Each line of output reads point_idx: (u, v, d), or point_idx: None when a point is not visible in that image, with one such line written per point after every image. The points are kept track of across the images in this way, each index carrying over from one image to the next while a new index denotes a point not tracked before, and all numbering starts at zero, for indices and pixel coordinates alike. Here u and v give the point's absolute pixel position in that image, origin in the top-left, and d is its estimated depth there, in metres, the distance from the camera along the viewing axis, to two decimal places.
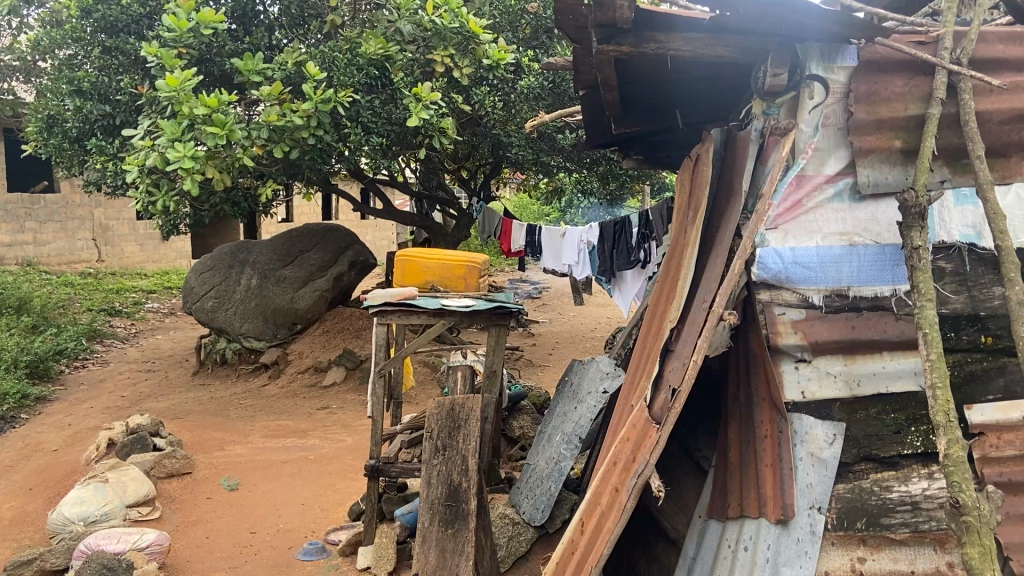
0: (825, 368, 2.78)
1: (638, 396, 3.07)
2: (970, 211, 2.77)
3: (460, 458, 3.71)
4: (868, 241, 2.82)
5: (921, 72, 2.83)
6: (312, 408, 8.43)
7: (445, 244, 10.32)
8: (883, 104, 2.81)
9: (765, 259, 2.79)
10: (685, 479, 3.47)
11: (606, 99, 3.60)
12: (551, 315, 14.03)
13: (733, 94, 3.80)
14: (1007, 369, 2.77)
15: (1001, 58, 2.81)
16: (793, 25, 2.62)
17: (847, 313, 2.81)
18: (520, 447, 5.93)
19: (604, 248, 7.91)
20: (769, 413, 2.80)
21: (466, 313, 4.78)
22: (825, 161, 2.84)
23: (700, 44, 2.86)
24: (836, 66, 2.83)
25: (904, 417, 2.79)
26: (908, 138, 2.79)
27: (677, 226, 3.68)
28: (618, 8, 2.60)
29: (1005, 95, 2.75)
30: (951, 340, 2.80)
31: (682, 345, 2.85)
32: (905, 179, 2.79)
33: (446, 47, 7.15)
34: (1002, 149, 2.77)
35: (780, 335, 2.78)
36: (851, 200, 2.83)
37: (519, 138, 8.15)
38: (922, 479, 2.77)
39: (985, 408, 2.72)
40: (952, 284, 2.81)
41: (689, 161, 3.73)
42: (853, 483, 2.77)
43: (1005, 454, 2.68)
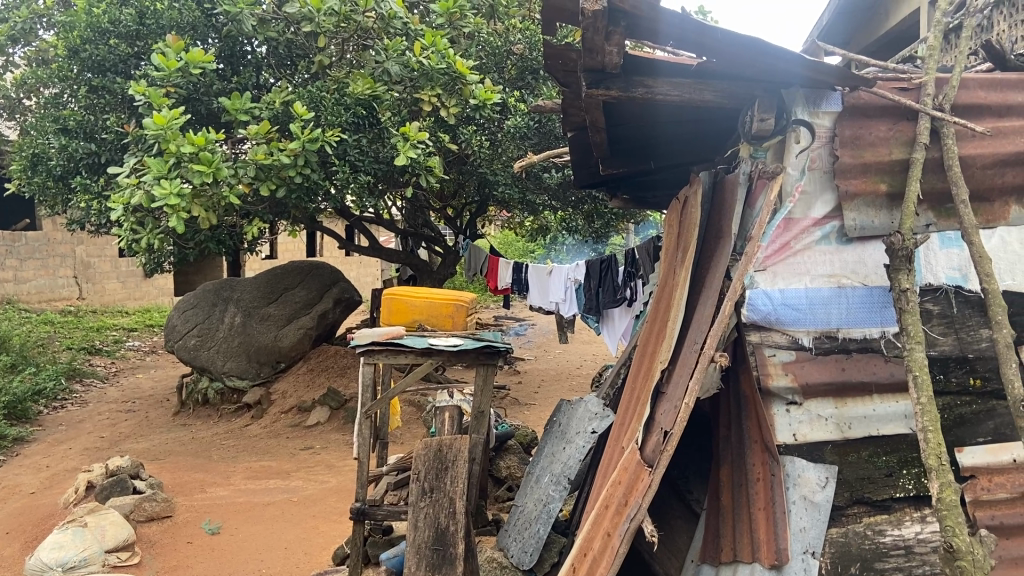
0: (816, 411, 2.78)
1: (628, 438, 3.07)
2: (956, 253, 2.81)
3: (447, 501, 3.66)
4: (856, 283, 2.84)
5: (904, 117, 2.86)
6: (296, 448, 8.32)
7: (431, 283, 10.28)
8: (868, 148, 2.85)
9: (755, 301, 2.80)
10: (677, 523, 3.45)
11: (594, 141, 3.64)
12: (537, 352, 14.01)
13: (720, 137, 3.86)
14: (996, 412, 2.80)
15: (981, 104, 2.85)
16: (779, 71, 2.64)
17: (837, 354, 2.82)
18: (507, 488, 5.90)
19: (591, 285, 7.95)
20: (761, 456, 2.80)
21: (454, 352, 4.75)
22: (812, 205, 2.85)
23: (686, 89, 2.91)
24: (821, 111, 2.85)
25: (896, 460, 2.79)
26: (893, 182, 2.83)
27: (666, 267, 3.71)
28: (608, 53, 2.58)
29: (988, 141, 2.78)
30: (941, 383, 2.81)
31: (673, 388, 2.85)
32: (891, 222, 2.83)
33: (433, 87, 7.18)
34: (985, 194, 2.80)
35: (771, 377, 2.79)
36: (838, 242, 2.85)
37: (505, 177, 8.18)
38: (914, 522, 2.78)
39: (976, 450, 2.75)
40: (940, 327, 2.82)
41: (676, 203, 3.76)
42: (846, 527, 2.76)
43: (996, 497, 2.71)
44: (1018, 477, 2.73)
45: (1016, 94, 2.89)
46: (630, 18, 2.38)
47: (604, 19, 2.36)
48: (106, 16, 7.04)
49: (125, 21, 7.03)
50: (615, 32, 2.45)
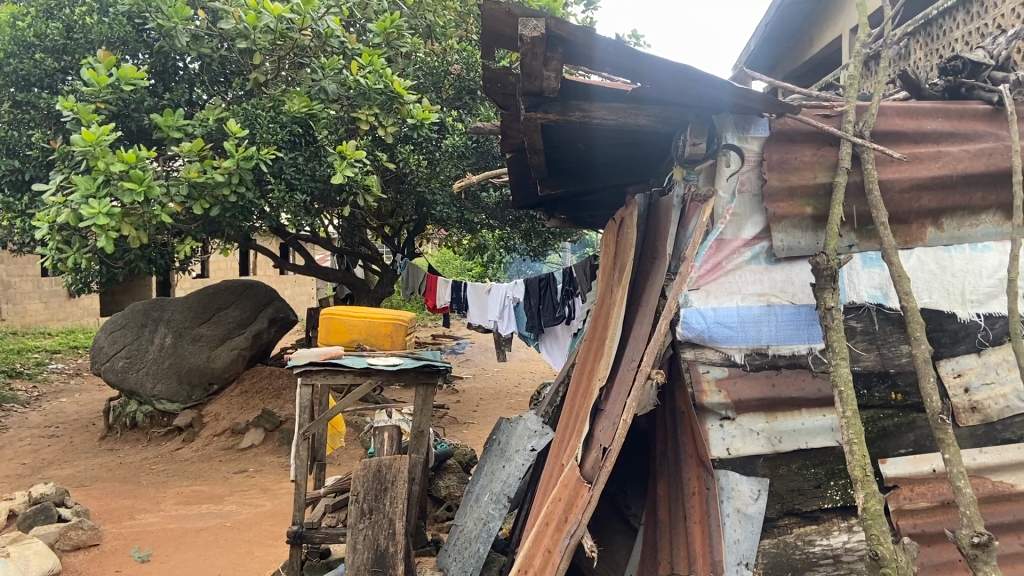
0: (749, 425, 2.86)
1: (567, 456, 3.11)
2: (877, 272, 2.94)
3: (386, 521, 3.69)
4: (785, 301, 2.94)
5: (827, 142, 2.96)
6: (229, 472, 8.11)
7: (368, 301, 10.16)
8: (794, 172, 2.93)
9: (689, 319, 2.87)
10: (616, 538, 3.51)
11: (533, 162, 3.69)
12: (474, 371, 14.02)
13: (653, 159, 3.99)
14: (916, 424, 2.94)
15: (898, 131, 2.96)
16: (709, 97, 2.74)
17: (768, 370, 2.91)
18: (446, 507, 5.93)
19: (531, 304, 7.99)
20: (696, 471, 2.90)
21: (393, 372, 4.72)
22: (742, 225, 2.96)
23: (622, 113, 2.99)
24: (749, 136, 2.96)
25: (824, 472, 2.89)
26: (818, 205, 2.92)
27: (604, 286, 3.79)
28: (546, 78, 2.64)
29: (905, 166, 2.90)
30: (864, 397, 2.93)
31: (612, 405, 2.91)
32: (816, 243, 2.94)
33: (371, 106, 7.19)
34: (904, 215, 2.91)
35: (705, 393, 2.86)
36: (767, 262, 2.95)
37: (444, 196, 8.24)
38: (842, 532, 2.87)
39: (898, 461, 2.88)
40: (863, 343, 2.94)
41: (613, 223, 3.85)
42: (778, 538, 2.84)
43: (917, 506, 2.84)
44: (938, 487, 2.86)
45: (930, 122, 3.01)
46: (567, 44, 2.45)
47: (543, 45, 2.43)
48: (32, 30, 6.87)
49: (52, 35, 6.88)
50: (553, 58, 2.52)
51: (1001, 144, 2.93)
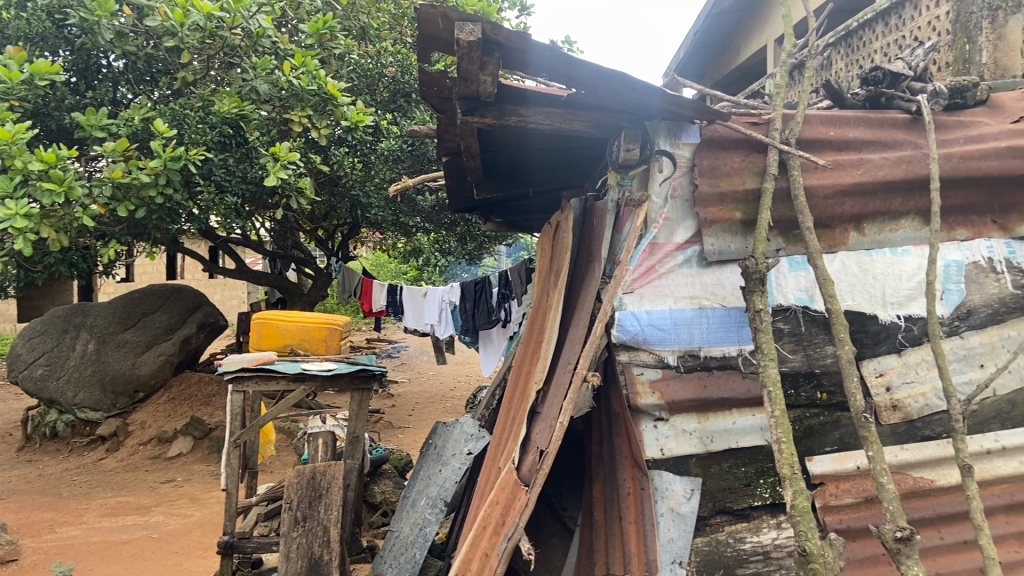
0: (681, 426, 2.92)
1: (504, 459, 3.11)
2: (803, 275, 3.04)
3: (321, 530, 3.75)
4: (715, 304, 3.01)
5: (755, 149, 3.04)
6: (156, 481, 7.86)
7: (301, 305, 9.99)
8: (724, 178, 3.00)
9: (624, 322, 2.91)
10: (553, 540, 3.54)
11: (469, 166, 3.68)
12: (410, 375, 13.92)
13: (588, 164, 4.03)
14: (841, 423, 3.04)
15: (822, 139, 3.06)
16: (643, 103, 2.78)
17: (699, 372, 2.97)
18: (382, 513, 5.88)
19: (466, 307, 7.99)
20: (631, 471, 2.94)
21: (328, 377, 4.66)
22: (674, 230, 3.01)
23: (558, 119, 3.02)
24: (682, 142, 3.00)
25: (754, 470, 2.96)
26: (747, 210, 3.00)
27: (540, 289, 3.81)
28: (482, 83, 2.65)
29: (830, 173, 3.00)
30: (792, 397, 3.02)
31: (549, 407, 2.93)
32: (745, 248, 3.02)
33: (303, 107, 7.07)
34: (828, 221, 3.02)
35: (640, 395, 2.90)
36: (698, 266, 3.02)
37: (378, 198, 8.17)
38: (772, 529, 2.95)
39: (824, 459, 2.96)
40: (790, 344, 3.04)
41: (549, 227, 3.88)
42: (710, 536, 2.90)
43: (843, 502, 2.91)
44: (861, 483, 2.95)
45: (852, 130, 3.11)
46: (504, 49, 2.46)
47: (479, 49, 2.44)
48: None
49: None
50: (490, 62, 2.53)
51: (919, 153, 3.05)
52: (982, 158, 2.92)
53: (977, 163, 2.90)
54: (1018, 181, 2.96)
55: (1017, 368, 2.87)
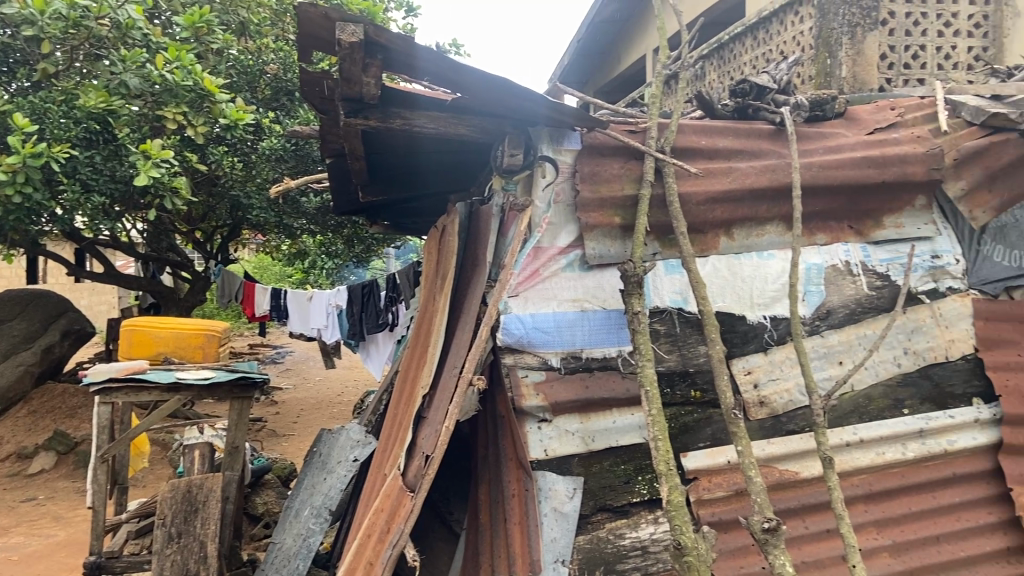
0: (564, 426, 2.97)
1: (390, 465, 3.08)
2: (678, 278, 3.16)
3: (197, 545, 3.72)
4: (596, 306, 3.08)
5: (632, 156, 3.11)
6: (14, 501, 7.31)
7: (177, 311, 9.56)
8: (603, 183, 3.07)
9: (509, 325, 2.94)
10: (439, 545, 3.52)
11: (353, 168, 3.61)
12: (295, 381, 13.53)
13: (474, 168, 4.05)
14: (713, 419, 3.17)
15: (694, 148, 3.19)
16: (526, 110, 2.82)
17: (581, 373, 3.03)
18: (263, 524, 5.70)
19: (353, 311, 7.88)
20: (517, 472, 2.98)
21: (204, 386, 4.47)
22: (557, 234, 3.05)
23: (443, 122, 3.01)
24: (564, 148, 3.07)
25: (632, 468, 3.04)
26: (625, 215, 3.07)
27: (426, 293, 3.80)
28: (365, 84, 2.61)
29: (702, 181, 3.12)
30: (668, 396, 3.13)
31: (434, 412, 2.93)
32: (624, 251, 3.09)
33: (178, 103, 6.75)
34: (700, 226, 3.15)
35: (524, 397, 2.93)
36: (580, 269, 3.07)
37: (259, 200, 8.06)
38: (649, 524, 3.02)
39: (697, 454, 3.09)
40: (666, 344, 3.15)
41: (435, 231, 3.87)
42: (592, 534, 2.95)
43: (715, 495, 3.04)
44: (732, 476, 3.08)
45: (722, 139, 3.26)
46: (387, 52, 2.44)
47: (362, 51, 2.41)
48: None
49: None
50: (373, 64, 2.50)
51: (783, 162, 3.21)
52: (839, 167, 3.09)
53: (834, 172, 3.07)
54: (871, 189, 3.12)
55: (871, 364, 3.07)
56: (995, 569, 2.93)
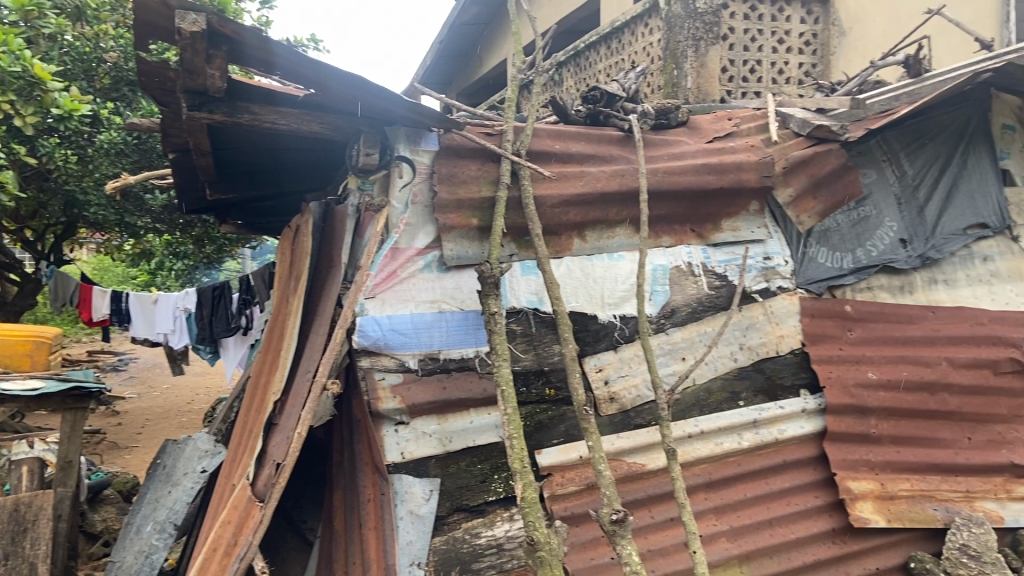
0: (421, 428, 2.97)
1: (239, 474, 2.96)
2: (534, 279, 3.22)
3: (26, 567, 3.57)
4: (454, 307, 3.09)
5: (489, 159, 3.13)
6: None
7: (3, 316, 8.78)
8: (461, 185, 3.06)
9: (365, 327, 2.89)
10: (290, 555, 3.40)
11: (199, 164, 3.45)
12: (139, 389, 12.73)
13: (331, 167, 3.95)
14: (566, 416, 3.26)
15: (548, 152, 3.25)
16: (381, 109, 2.79)
17: (439, 374, 3.04)
18: (102, 542, 5.32)
19: (203, 314, 7.47)
20: (372, 477, 2.95)
21: (32, 398, 4.12)
22: (415, 235, 3.04)
23: (295, 119, 2.92)
24: (421, 149, 3.06)
25: (489, 466, 3.08)
26: (483, 217, 3.08)
27: (279, 295, 3.68)
28: (210, 77, 2.49)
29: (556, 184, 3.19)
30: (524, 394, 3.20)
31: (286, 418, 2.84)
32: (482, 253, 3.11)
33: (4, 91, 6.03)
34: (555, 228, 3.22)
35: (380, 400, 2.90)
36: (438, 271, 3.07)
37: (97, 197, 7.57)
38: (505, 522, 3.03)
39: (551, 451, 3.14)
40: (522, 344, 3.21)
41: (289, 230, 3.76)
42: (447, 535, 2.93)
43: (567, 490, 3.11)
44: (584, 471, 3.16)
45: (574, 144, 3.35)
46: (232, 43, 2.35)
47: (204, 41, 2.30)
48: None
49: None
50: (217, 56, 2.39)
51: (631, 167, 3.33)
52: (682, 173, 3.24)
53: (677, 178, 3.22)
54: (712, 194, 3.30)
55: (711, 359, 3.27)
56: (822, 550, 3.14)
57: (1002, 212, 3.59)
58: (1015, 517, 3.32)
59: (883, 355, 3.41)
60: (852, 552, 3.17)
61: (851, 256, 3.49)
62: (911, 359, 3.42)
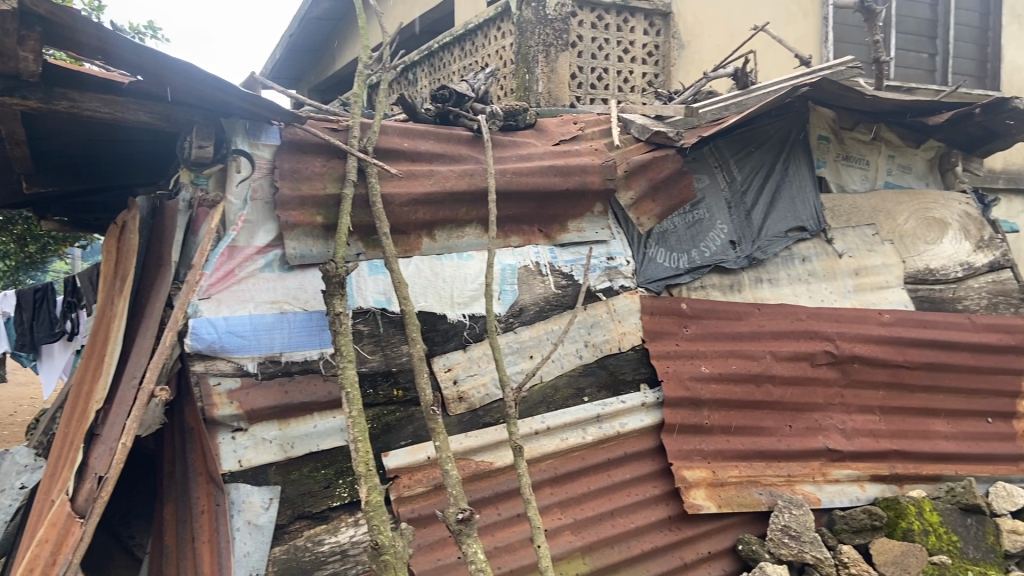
0: (261, 434, 2.86)
1: (56, 490, 2.74)
2: (381, 279, 3.17)
3: None
4: (297, 308, 2.97)
5: (335, 155, 3.04)
6: None
7: None
8: (305, 181, 2.96)
9: (198, 330, 2.72)
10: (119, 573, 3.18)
11: (10, 154, 3.16)
12: None
13: (165, 160, 3.72)
14: (414, 417, 3.24)
15: (397, 149, 3.21)
16: (215, 99, 2.66)
17: (280, 378, 2.92)
18: None
19: (23, 318, 6.84)
20: (206, 487, 2.83)
21: None
22: (254, 233, 2.91)
23: (119, 107, 2.73)
24: (261, 143, 2.94)
25: (333, 471, 3.00)
26: (328, 214, 2.99)
27: (103, 295, 3.42)
28: (22, 59, 2.27)
29: (403, 182, 3.15)
30: (370, 396, 3.14)
31: (109, 427, 2.65)
32: (327, 252, 3.02)
33: None
34: (403, 227, 3.18)
35: (215, 406, 2.76)
36: (280, 270, 2.95)
37: None
38: (349, 527, 2.96)
39: (398, 453, 3.11)
40: (369, 345, 3.14)
41: (114, 227, 3.51)
42: (288, 543, 2.85)
43: (413, 492, 3.09)
44: (431, 472, 3.15)
45: (423, 143, 3.32)
46: (49, 23, 2.14)
47: (16, 21, 2.07)
48: None
49: None
50: (30, 37, 2.17)
51: (479, 168, 3.35)
52: (529, 174, 3.29)
53: (524, 179, 3.27)
54: (557, 196, 3.38)
55: (556, 357, 3.34)
56: (659, 538, 3.28)
57: (818, 215, 3.97)
58: (830, 497, 3.60)
59: (715, 350, 3.60)
60: (687, 538, 3.32)
61: (686, 257, 3.69)
62: (739, 353, 3.63)
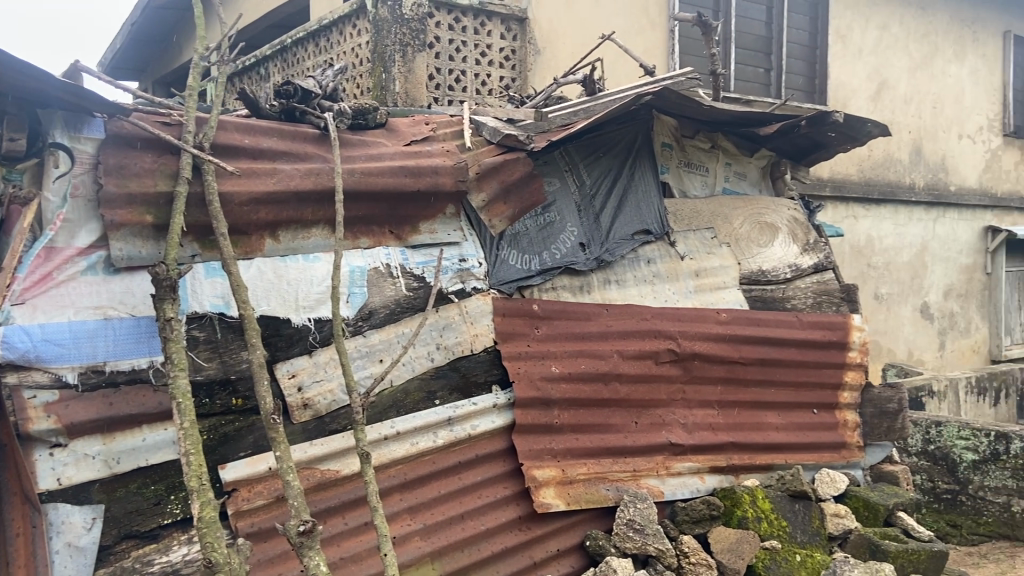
0: (83, 449, 2.66)
1: None
2: (219, 282, 3.01)
3: None
4: (123, 313, 2.75)
5: (168, 151, 2.85)
6: None
7: None
8: (133, 178, 2.77)
9: (10, 337, 2.50)
10: None
11: None
12: None
13: None
14: (254, 427, 3.08)
15: (236, 146, 3.08)
16: (29, 82, 2.45)
17: (104, 389, 2.71)
18: None
19: None
20: (21, 508, 2.69)
21: None
22: (74, 233, 2.69)
23: None
24: (82, 136, 2.73)
25: (164, 487, 2.80)
26: (159, 213, 2.80)
27: None
28: None
29: (242, 180, 3.02)
30: (206, 406, 2.98)
31: None
32: (158, 253, 2.82)
33: None
34: (243, 227, 3.05)
35: (30, 421, 2.55)
36: (105, 273, 2.74)
37: None
38: (182, 545, 2.78)
39: (237, 465, 2.96)
40: (205, 352, 2.98)
41: None
42: (115, 565, 2.68)
43: (253, 505, 2.96)
44: (273, 483, 3.02)
45: (265, 140, 3.19)
46: None
47: None
48: None
49: None
50: None
51: (326, 166, 3.24)
52: (378, 174, 3.24)
53: (373, 179, 3.21)
54: (407, 197, 3.34)
55: (407, 360, 3.29)
56: (509, 538, 3.33)
57: (662, 219, 4.13)
58: (672, 490, 3.79)
59: (564, 350, 3.65)
60: (536, 537, 3.39)
61: (538, 258, 3.73)
62: (588, 353, 3.70)
